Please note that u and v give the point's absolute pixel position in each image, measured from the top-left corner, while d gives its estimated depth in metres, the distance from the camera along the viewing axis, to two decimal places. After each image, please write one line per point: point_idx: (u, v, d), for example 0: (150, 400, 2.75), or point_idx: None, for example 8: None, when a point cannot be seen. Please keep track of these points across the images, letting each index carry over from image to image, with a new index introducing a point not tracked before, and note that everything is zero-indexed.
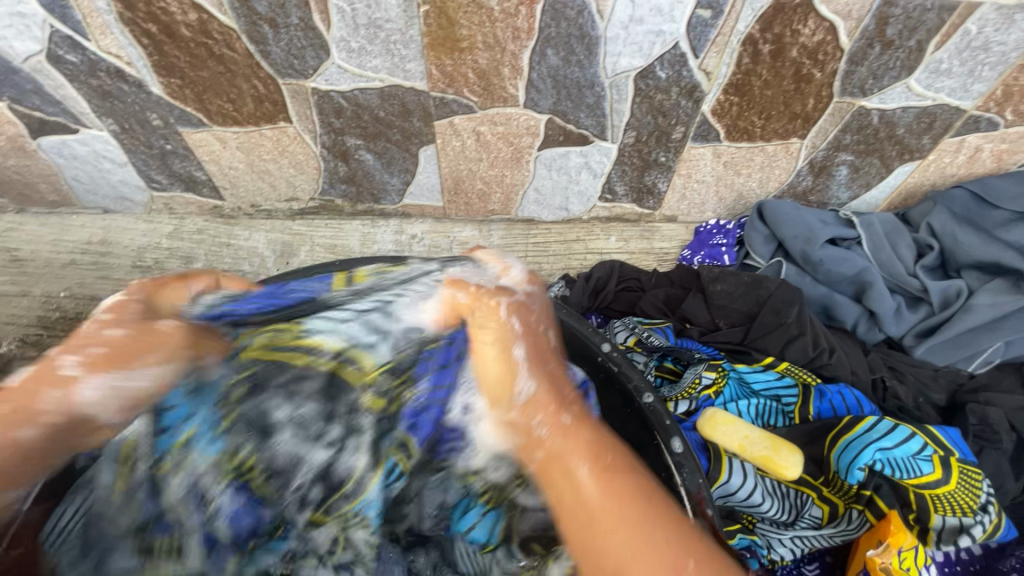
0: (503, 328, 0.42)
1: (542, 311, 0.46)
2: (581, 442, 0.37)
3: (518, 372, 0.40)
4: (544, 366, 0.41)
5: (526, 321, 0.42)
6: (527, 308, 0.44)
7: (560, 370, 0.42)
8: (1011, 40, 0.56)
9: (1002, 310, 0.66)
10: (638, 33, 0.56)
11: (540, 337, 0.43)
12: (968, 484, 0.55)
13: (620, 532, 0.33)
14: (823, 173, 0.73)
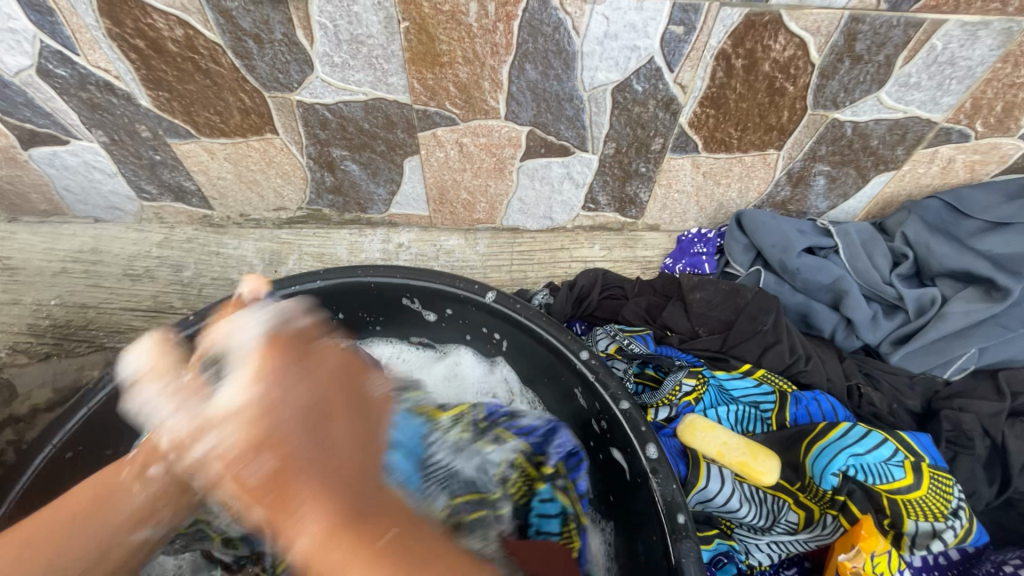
0: (273, 424, 0.43)
1: (252, 412, 0.44)
2: (335, 550, 0.38)
3: (304, 478, 0.41)
4: (241, 470, 0.42)
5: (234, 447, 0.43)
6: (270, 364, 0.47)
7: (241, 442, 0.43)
8: (977, 55, 0.58)
9: (974, 317, 0.67)
10: (614, 48, 0.57)
11: (234, 455, 0.42)
12: (939, 489, 0.56)
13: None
14: (801, 183, 0.75)
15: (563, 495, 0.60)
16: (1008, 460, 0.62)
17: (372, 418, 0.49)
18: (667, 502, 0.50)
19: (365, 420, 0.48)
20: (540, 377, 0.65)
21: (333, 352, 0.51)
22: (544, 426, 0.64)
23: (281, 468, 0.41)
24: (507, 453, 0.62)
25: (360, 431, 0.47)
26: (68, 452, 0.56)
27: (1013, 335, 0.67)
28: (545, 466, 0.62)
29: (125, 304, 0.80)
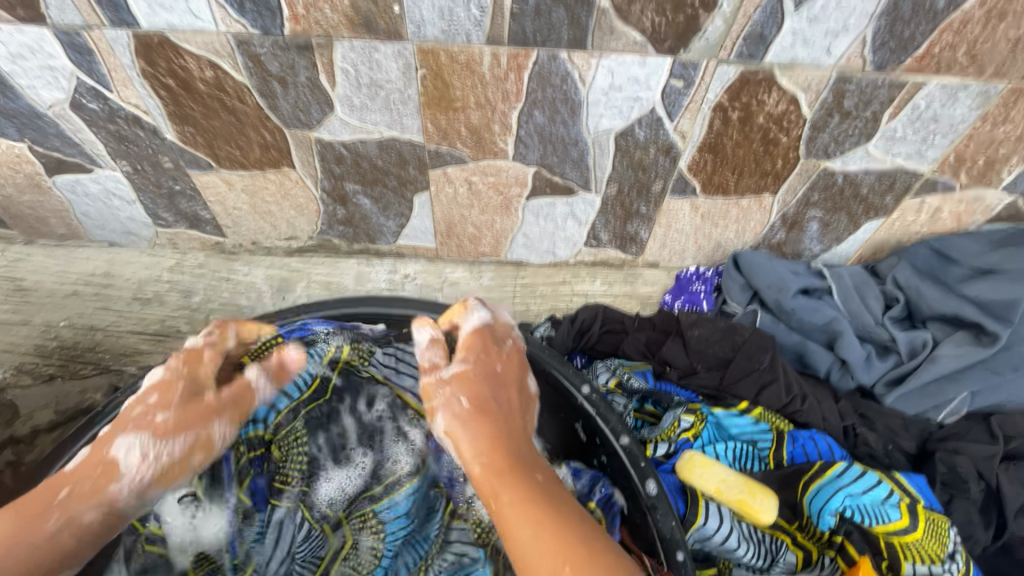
0: (475, 380, 0.54)
1: (482, 362, 0.56)
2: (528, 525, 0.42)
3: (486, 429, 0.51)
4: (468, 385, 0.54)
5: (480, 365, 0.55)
6: (478, 366, 0.55)
7: (494, 374, 0.56)
8: (959, 113, 0.61)
9: (964, 361, 0.69)
10: (618, 98, 0.61)
11: (487, 366, 0.56)
12: (935, 531, 0.56)
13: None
14: (795, 227, 0.77)
15: None
16: (1003, 505, 0.62)
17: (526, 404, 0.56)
18: (666, 540, 0.51)
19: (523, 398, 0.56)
20: (540, 408, 0.66)
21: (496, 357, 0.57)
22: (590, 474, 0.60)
23: (483, 407, 0.52)
24: None
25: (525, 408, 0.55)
26: None
27: (1002, 380, 0.69)
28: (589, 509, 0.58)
29: (132, 327, 0.82)
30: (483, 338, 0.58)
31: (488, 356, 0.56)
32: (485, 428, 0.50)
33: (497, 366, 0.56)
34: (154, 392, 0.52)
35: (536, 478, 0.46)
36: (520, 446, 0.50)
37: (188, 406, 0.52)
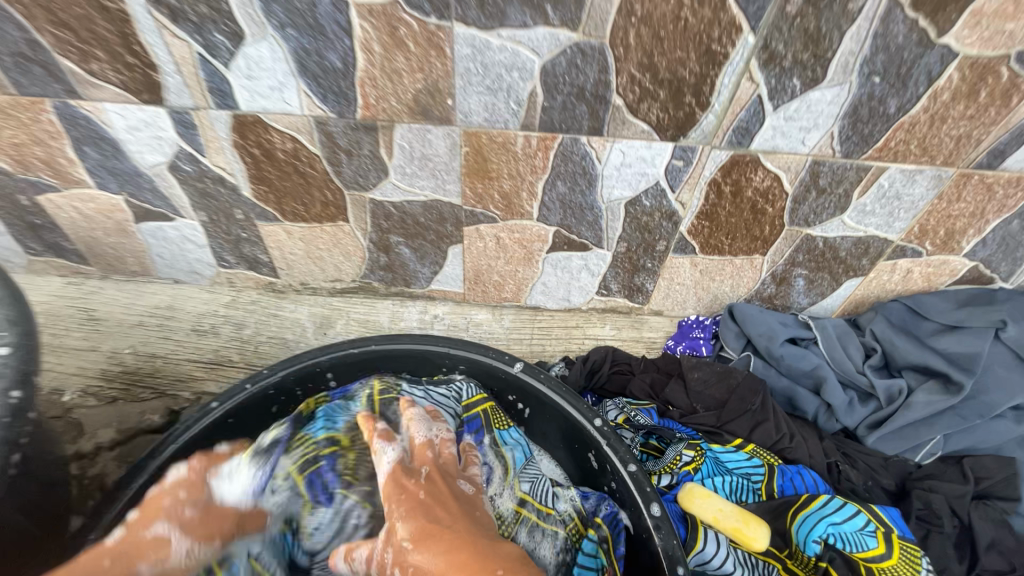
0: (407, 507, 0.55)
1: (399, 488, 0.58)
2: None
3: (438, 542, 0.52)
4: (401, 510, 0.55)
5: (405, 490, 0.57)
6: (402, 506, 0.55)
7: (424, 495, 0.57)
8: (917, 192, 0.73)
9: (935, 408, 0.76)
10: (628, 173, 0.73)
11: (410, 491, 0.57)
12: (909, 559, 0.63)
13: None
14: (784, 283, 0.87)
15: (603, 553, 0.64)
16: (974, 541, 0.69)
17: (475, 509, 0.58)
18: (669, 556, 0.58)
19: (466, 504, 0.58)
20: (558, 441, 0.75)
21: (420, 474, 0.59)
22: (595, 494, 0.70)
23: (423, 533, 0.52)
24: (570, 504, 0.69)
25: (473, 513, 0.57)
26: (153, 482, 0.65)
27: (971, 425, 0.76)
28: (593, 519, 0.67)
29: (189, 356, 0.92)
30: (402, 473, 0.59)
31: (406, 493, 0.57)
32: (441, 547, 0.51)
33: (421, 493, 0.57)
34: (185, 488, 0.58)
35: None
36: (477, 545, 0.51)
37: (215, 514, 0.58)
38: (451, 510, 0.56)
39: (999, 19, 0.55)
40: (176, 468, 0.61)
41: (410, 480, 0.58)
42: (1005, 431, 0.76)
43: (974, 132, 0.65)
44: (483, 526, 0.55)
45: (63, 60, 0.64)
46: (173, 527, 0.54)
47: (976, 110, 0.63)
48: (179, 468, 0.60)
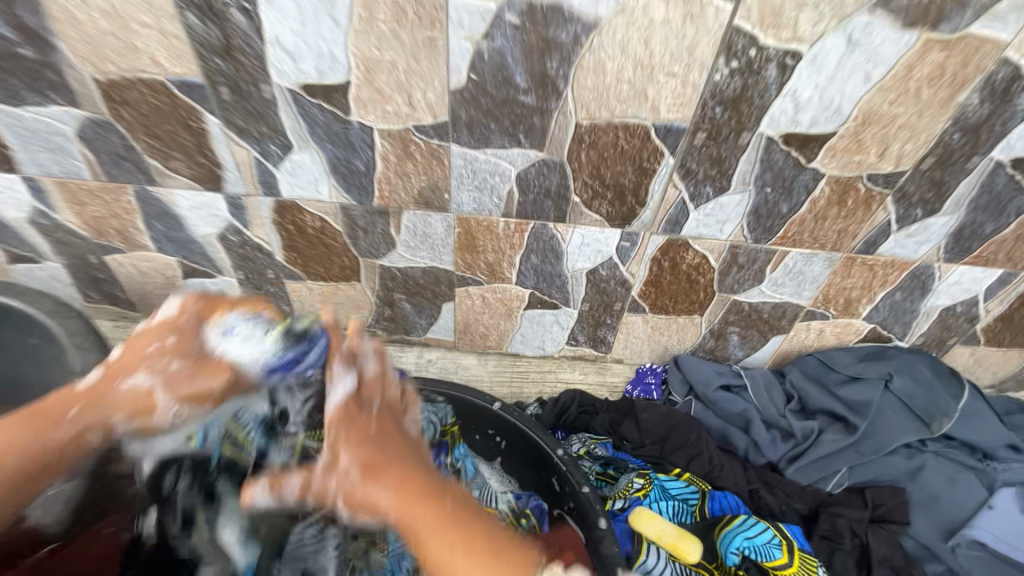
0: (355, 439, 0.64)
1: (360, 392, 0.70)
2: (452, 545, 0.56)
3: (385, 468, 0.62)
4: (352, 441, 0.64)
5: (356, 418, 0.67)
6: (352, 437, 0.64)
7: (374, 429, 0.67)
8: (816, 269, 0.92)
9: (839, 444, 0.93)
10: (587, 250, 0.91)
11: (360, 424, 0.66)
12: (807, 567, 0.78)
13: None
14: (721, 337, 1.05)
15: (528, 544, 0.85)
16: (869, 556, 0.84)
17: (410, 451, 0.67)
18: (605, 560, 0.72)
19: (400, 451, 0.65)
20: (530, 468, 0.90)
21: (361, 420, 0.67)
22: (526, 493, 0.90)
23: (370, 464, 0.62)
24: (506, 502, 0.90)
25: (407, 459, 0.65)
26: None
27: (867, 459, 0.92)
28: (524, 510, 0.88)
29: None
30: (351, 417, 0.67)
31: (359, 425, 0.66)
32: (386, 474, 0.61)
33: (370, 428, 0.66)
34: (172, 336, 0.70)
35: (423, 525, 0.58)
36: (420, 478, 0.62)
37: (195, 361, 0.69)
38: (394, 444, 0.66)
39: (849, 151, 0.75)
40: (164, 308, 0.73)
41: (364, 410, 0.68)
42: (898, 465, 0.92)
43: (850, 227, 0.85)
44: (408, 475, 0.62)
45: (150, 159, 0.84)
46: (153, 377, 0.67)
47: (848, 211, 0.83)
48: (169, 307, 0.73)
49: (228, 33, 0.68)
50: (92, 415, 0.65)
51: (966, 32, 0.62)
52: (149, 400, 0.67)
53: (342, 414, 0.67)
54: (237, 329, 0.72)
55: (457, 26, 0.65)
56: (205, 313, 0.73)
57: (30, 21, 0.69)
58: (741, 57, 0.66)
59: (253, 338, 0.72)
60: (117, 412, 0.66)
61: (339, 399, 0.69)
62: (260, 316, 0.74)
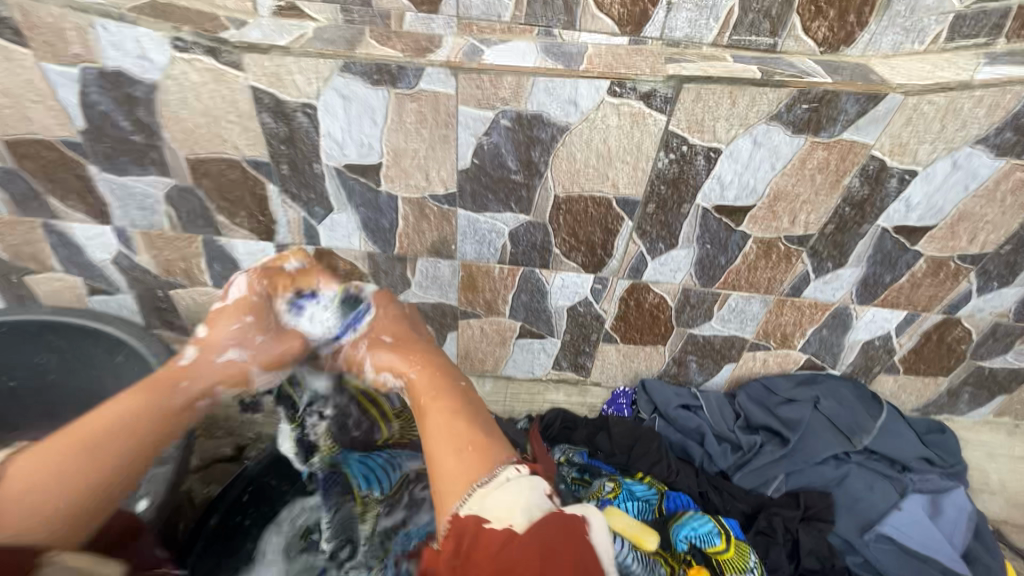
0: (394, 343, 0.96)
1: (401, 315, 1.01)
2: (438, 413, 0.83)
3: (411, 359, 0.93)
4: (388, 342, 0.96)
5: (394, 326, 0.98)
6: (389, 339, 0.96)
7: (404, 338, 0.97)
8: (754, 308, 1.12)
9: (776, 455, 1.12)
10: (566, 290, 1.12)
11: (399, 332, 0.98)
12: (742, 553, 0.96)
13: (459, 446, 0.76)
14: (682, 364, 1.24)
15: None
16: (799, 548, 1.01)
17: (434, 355, 0.95)
18: None
19: (425, 356, 0.94)
20: None
21: (398, 332, 0.98)
22: None
23: (404, 356, 0.94)
24: None
25: (428, 361, 0.93)
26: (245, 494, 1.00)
27: (800, 468, 1.11)
28: None
29: None
30: (405, 336, 0.98)
31: (398, 333, 0.98)
32: (407, 364, 0.93)
33: (411, 334, 0.98)
34: (249, 316, 0.96)
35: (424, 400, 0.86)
36: (438, 368, 0.92)
37: (276, 336, 0.98)
38: (421, 349, 0.95)
39: (767, 218, 0.96)
40: (236, 286, 0.98)
41: (403, 322, 1.00)
42: (825, 473, 1.10)
43: (777, 275, 1.05)
44: (430, 372, 0.91)
45: (219, 216, 1.06)
46: (244, 351, 0.95)
47: (773, 263, 1.03)
48: (237, 285, 0.98)
49: (293, 129, 0.91)
50: (195, 385, 0.89)
51: (840, 138, 0.84)
52: (230, 364, 0.94)
53: (395, 338, 0.97)
54: (312, 304, 1.00)
55: (465, 127, 0.88)
56: (270, 287, 0.99)
57: (145, 118, 0.92)
58: (677, 152, 0.88)
59: (319, 320, 1.00)
60: (217, 380, 0.92)
61: (387, 338, 0.97)
62: (320, 294, 1.00)
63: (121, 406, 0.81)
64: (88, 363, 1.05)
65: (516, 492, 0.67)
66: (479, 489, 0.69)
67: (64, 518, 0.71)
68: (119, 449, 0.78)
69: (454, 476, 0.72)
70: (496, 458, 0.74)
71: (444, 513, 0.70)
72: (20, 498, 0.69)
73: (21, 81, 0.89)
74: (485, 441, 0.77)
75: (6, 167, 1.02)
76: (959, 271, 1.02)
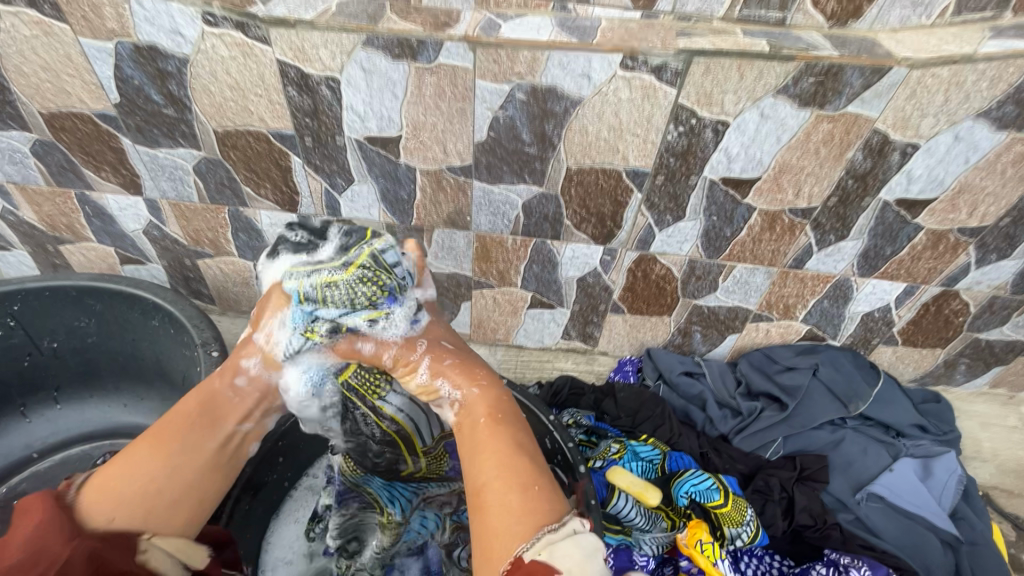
0: (455, 354, 0.88)
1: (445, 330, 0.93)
2: (494, 437, 0.75)
3: (477, 376, 0.85)
4: (448, 359, 0.87)
5: (451, 343, 0.91)
6: (445, 356, 0.87)
7: (462, 356, 0.88)
8: (759, 280, 1.16)
9: (776, 420, 1.18)
10: (577, 261, 1.17)
11: (454, 347, 0.90)
12: (739, 507, 1.01)
13: (511, 486, 0.69)
14: (687, 334, 1.29)
15: None
16: (794, 505, 1.07)
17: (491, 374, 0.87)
18: (587, 492, 0.95)
19: (482, 372, 0.86)
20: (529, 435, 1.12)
21: (455, 347, 0.90)
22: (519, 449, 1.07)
23: (467, 370, 0.85)
24: None
25: (488, 375, 0.86)
26: (280, 457, 1.01)
27: (798, 432, 1.17)
28: None
29: None
30: (465, 350, 0.91)
31: (452, 352, 0.88)
32: (472, 377, 0.84)
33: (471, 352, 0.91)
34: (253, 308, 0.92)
35: (481, 420, 0.78)
36: (495, 392, 0.83)
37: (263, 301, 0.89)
38: (480, 365, 0.88)
39: (772, 190, 0.99)
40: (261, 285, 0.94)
41: (455, 335, 0.94)
42: (822, 437, 1.16)
43: (780, 248, 1.09)
44: (488, 386, 0.84)
45: (245, 187, 1.11)
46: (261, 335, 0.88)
47: (777, 236, 1.07)
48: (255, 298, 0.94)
49: (317, 101, 0.95)
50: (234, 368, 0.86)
51: (845, 111, 0.87)
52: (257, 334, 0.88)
53: (455, 346, 0.91)
54: (394, 305, 0.85)
55: (481, 101, 0.91)
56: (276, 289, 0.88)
57: (177, 91, 0.96)
58: (686, 125, 0.91)
59: (387, 321, 0.86)
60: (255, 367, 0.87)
61: (446, 345, 0.90)
62: (396, 300, 0.85)
63: (179, 411, 0.80)
64: (125, 327, 1.12)
65: (585, 549, 0.64)
66: (547, 537, 0.64)
67: (147, 505, 0.71)
68: (188, 436, 0.78)
69: (515, 509, 0.67)
70: (562, 508, 0.69)
71: (500, 552, 0.64)
72: (105, 495, 0.70)
73: (60, 56, 0.93)
74: (543, 493, 0.69)
75: (44, 139, 1.07)
76: (958, 244, 1.05)
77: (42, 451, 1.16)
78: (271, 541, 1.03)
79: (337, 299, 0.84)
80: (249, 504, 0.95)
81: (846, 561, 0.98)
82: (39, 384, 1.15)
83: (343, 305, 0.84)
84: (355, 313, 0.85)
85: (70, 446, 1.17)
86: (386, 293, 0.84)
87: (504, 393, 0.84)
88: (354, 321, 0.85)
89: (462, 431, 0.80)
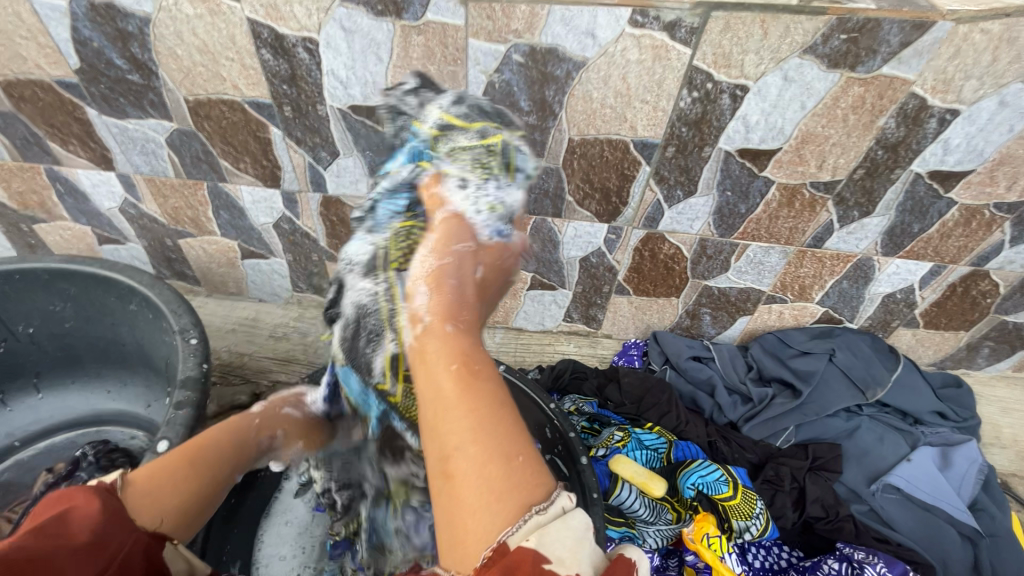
0: (472, 285, 0.77)
1: (489, 258, 0.84)
2: (459, 388, 0.57)
3: (462, 316, 0.70)
4: (450, 284, 0.75)
5: (484, 266, 0.82)
6: (480, 268, 0.81)
7: (467, 297, 0.74)
8: (774, 260, 1.08)
9: (788, 407, 1.13)
10: (579, 241, 1.09)
11: (472, 275, 0.79)
12: (748, 500, 0.97)
13: (479, 452, 0.51)
14: (695, 317, 1.23)
15: None
16: (805, 496, 1.03)
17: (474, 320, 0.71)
18: (586, 486, 0.89)
19: (472, 317, 0.72)
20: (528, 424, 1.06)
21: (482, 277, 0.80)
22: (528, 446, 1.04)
23: (455, 311, 0.70)
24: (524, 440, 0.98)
25: (473, 321, 0.71)
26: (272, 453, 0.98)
27: (811, 419, 1.12)
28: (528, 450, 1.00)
29: (267, 354, 1.29)
30: (486, 289, 0.81)
31: (488, 278, 0.82)
32: (455, 314, 0.70)
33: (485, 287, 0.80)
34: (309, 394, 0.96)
35: (450, 368, 0.60)
36: (473, 336, 0.67)
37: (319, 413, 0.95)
38: (468, 311, 0.72)
39: (793, 163, 0.91)
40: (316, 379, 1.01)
41: (495, 266, 0.84)
42: (837, 425, 1.11)
43: (799, 225, 1.01)
44: (471, 329, 0.69)
45: (223, 161, 1.03)
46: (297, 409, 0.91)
47: (796, 213, 0.99)
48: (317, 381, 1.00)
49: (294, 66, 0.86)
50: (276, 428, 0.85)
51: (879, 73, 0.78)
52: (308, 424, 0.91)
53: (483, 278, 0.80)
54: (489, 181, 0.89)
55: (474, 63, 0.83)
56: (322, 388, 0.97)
57: (140, 55, 0.87)
58: (701, 90, 0.82)
59: (478, 202, 0.88)
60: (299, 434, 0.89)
61: (478, 272, 0.80)
62: (496, 181, 0.89)
63: (220, 437, 0.75)
64: (103, 310, 1.06)
65: (579, 532, 0.46)
66: (534, 518, 0.47)
67: (177, 519, 0.63)
68: (217, 465, 0.71)
69: (483, 490, 0.49)
70: (549, 482, 0.51)
71: (463, 531, 0.47)
72: (152, 500, 0.61)
73: (8, 15, 0.84)
74: (519, 475, 0.50)
75: (4, 109, 0.99)
76: (993, 220, 0.97)
77: (24, 440, 1.12)
78: (265, 539, 0.97)
79: (455, 152, 0.88)
80: (237, 500, 0.89)
81: (859, 557, 0.92)
82: (18, 370, 1.11)
83: (459, 162, 0.88)
84: (464, 174, 0.87)
85: (52, 433, 1.14)
86: (489, 174, 0.88)
87: (479, 340, 0.67)
88: (453, 172, 0.88)
89: (420, 380, 0.62)
